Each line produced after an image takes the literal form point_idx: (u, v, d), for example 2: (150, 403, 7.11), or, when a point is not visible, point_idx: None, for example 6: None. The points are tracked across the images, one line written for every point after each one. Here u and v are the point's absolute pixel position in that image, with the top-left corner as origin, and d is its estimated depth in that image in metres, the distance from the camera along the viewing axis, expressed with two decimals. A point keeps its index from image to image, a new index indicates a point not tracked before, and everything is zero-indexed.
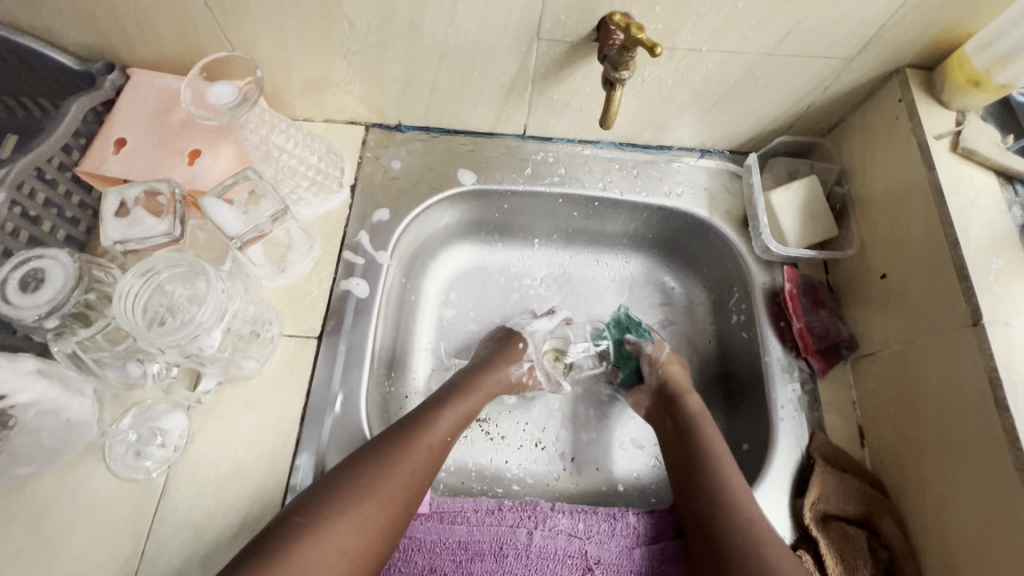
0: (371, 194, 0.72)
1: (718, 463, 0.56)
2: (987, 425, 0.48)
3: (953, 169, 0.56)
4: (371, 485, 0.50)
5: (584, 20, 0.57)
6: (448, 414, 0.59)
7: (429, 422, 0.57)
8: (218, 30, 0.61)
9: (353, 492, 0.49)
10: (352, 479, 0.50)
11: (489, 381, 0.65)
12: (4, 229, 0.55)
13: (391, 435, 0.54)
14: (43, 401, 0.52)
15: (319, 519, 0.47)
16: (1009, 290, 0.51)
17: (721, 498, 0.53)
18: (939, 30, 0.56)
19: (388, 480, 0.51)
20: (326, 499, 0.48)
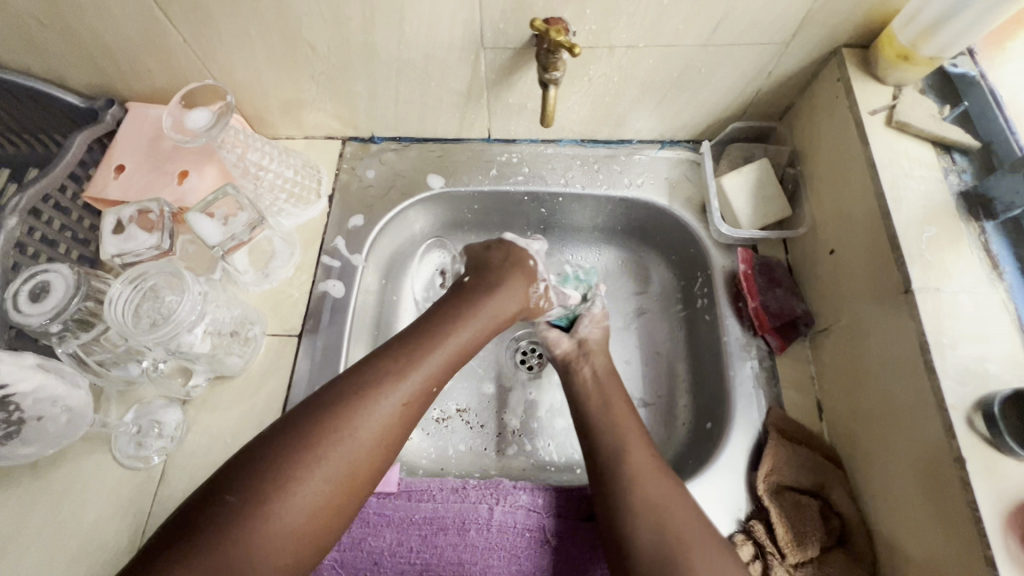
0: (347, 202, 0.78)
1: (613, 419, 0.60)
2: (919, 389, 0.49)
3: (889, 142, 0.57)
4: (336, 442, 0.49)
5: (521, 28, 0.61)
6: (434, 361, 0.56)
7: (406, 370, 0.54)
8: (198, 61, 0.68)
9: (314, 452, 0.48)
10: (315, 438, 0.49)
11: (506, 308, 0.64)
12: (26, 251, 0.63)
13: (362, 388, 0.52)
14: (41, 390, 0.55)
15: (274, 482, 0.46)
16: (941, 257, 0.51)
17: (611, 447, 0.57)
18: (867, 10, 0.58)
19: (355, 439, 0.50)
20: (284, 458, 0.48)
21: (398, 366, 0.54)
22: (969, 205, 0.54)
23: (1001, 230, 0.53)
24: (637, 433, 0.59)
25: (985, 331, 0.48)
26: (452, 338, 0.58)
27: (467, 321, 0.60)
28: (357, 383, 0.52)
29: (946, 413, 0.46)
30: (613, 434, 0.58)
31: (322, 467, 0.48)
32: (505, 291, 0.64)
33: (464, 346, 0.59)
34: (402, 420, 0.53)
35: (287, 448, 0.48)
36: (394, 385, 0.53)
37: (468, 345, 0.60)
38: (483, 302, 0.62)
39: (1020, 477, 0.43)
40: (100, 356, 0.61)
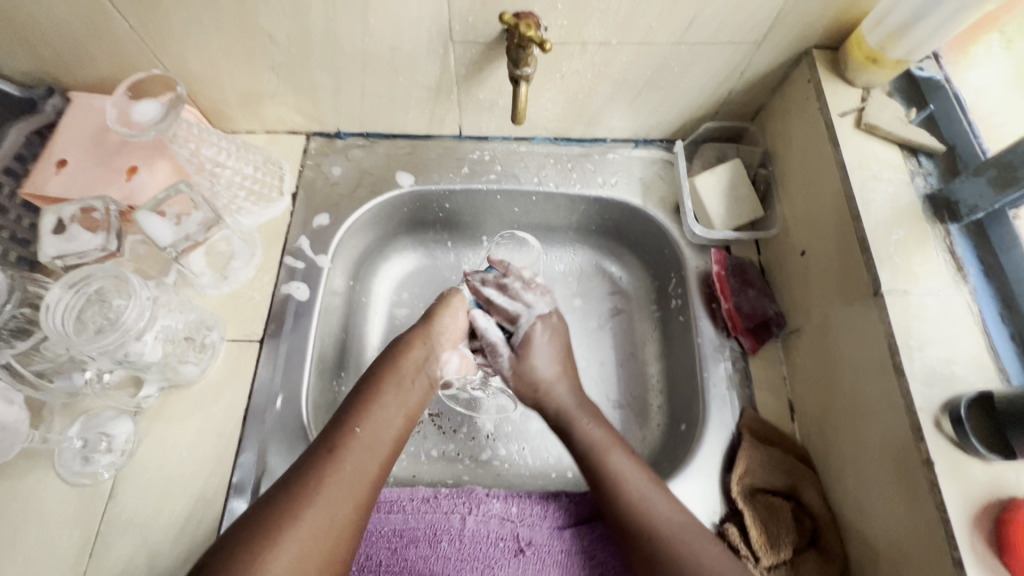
0: (312, 201, 0.74)
1: (662, 524, 0.52)
2: (889, 391, 0.49)
3: (858, 145, 0.57)
4: (296, 508, 0.49)
5: (491, 22, 0.59)
6: (364, 413, 0.57)
7: (338, 426, 0.56)
8: (147, 49, 0.63)
9: (278, 524, 0.48)
10: (276, 512, 0.49)
11: (415, 356, 0.63)
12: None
13: (309, 453, 0.53)
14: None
15: (252, 545, 0.46)
16: (908, 259, 0.52)
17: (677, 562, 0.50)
18: (837, 10, 0.58)
19: (315, 498, 0.50)
20: (249, 538, 0.47)
21: (341, 431, 0.55)
22: (935, 208, 0.55)
23: (965, 233, 0.53)
24: (697, 527, 0.52)
25: (951, 333, 0.49)
26: (381, 390, 0.59)
27: (389, 366, 0.61)
28: (323, 444, 0.54)
29: (915, 415, 0.46)
30: (669, 543, 0.51)
31: (292, 534, 0.47)
32: (409, 340, 0.63)
33: (396, 398, 0.59)
34: (352, 468, 0.53)
35: (250, 527, 0.47)
36: (353, 436, 0.55)
37: (403, 395, 0.60)
38: (397, 355, 0.62)
39: (986, 478, 0.44)
40: (40, 366, 0.58)
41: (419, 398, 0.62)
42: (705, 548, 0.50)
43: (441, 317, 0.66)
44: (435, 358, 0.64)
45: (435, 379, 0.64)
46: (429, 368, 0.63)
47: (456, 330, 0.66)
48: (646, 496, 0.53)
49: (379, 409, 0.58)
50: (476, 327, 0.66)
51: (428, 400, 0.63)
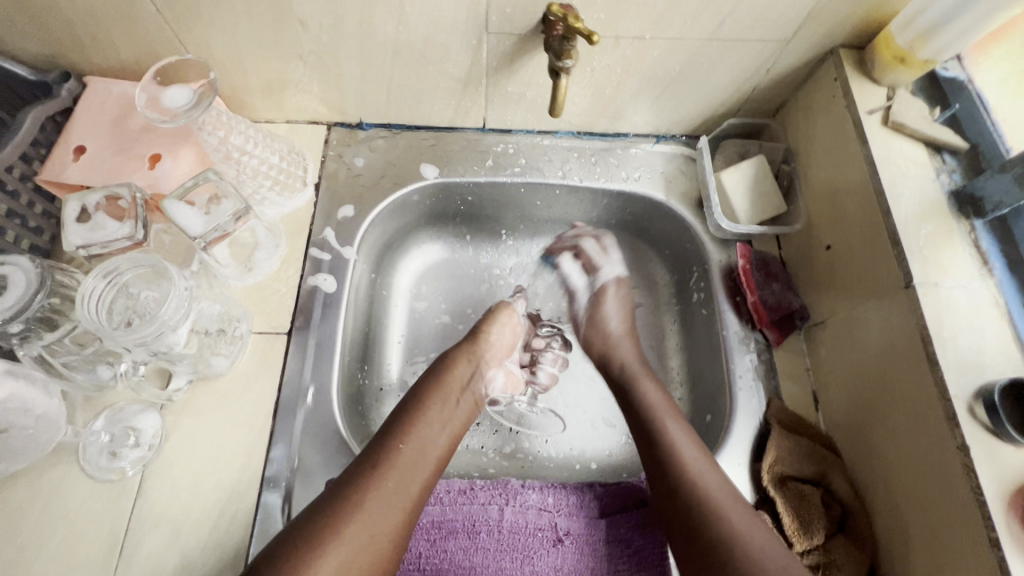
0: (336, 192, 0.74)
1: (704, 486, 0.53)
2: (922, 380, 0.51)
3: (886, 142, 0.59)
4: (343, 518, 0.49)
5: (529, 14, 0.59)
6: (408, 429, 0.58)
7: (382, 441, 0.57)
8: (172, 34, 0.61)
9: (323, 535, 0.48)
10: (320, 523, 0.49)
11: (458, 377, 0.65)
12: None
13: (354, 466, 0.54)
14: (12, 398, 0.52)
15: (300, 555, 0.47)
16: (937, 253, 0.54)
17: (709, 520, 0.50)
18: (867, 10, 0.59)
19: (359, 511, 0.50)
20: (294, 550, 0.47)
21: (386, 446, 0.56)
22: (960, 204, 0.56)
23: (989, 228, 0.55)
24: (735, 498, 0.52)
25: (980, 324, 0.51)
26: (426, 410, 0.60)
27: (432, 388, 0.63)
28: (367, 459, 0.55)
29: (949, 402, 0.48)
30: (705, 504, 0.51)
31: (336, 547, 0.48)
32: (455, 357, 0.67)
33: (437, 418, 0.60)
34: (398, 481, 0.53)
35: (296, 538, 0.48)
36: (397, 451, 0.55)
37: (445, 413, 0.61)
38: (443, 372, 0.65)
39: (1018, 462, 0.46)
40: (67, 359, 0.55)
41: (461, 417, 0.63)
42: (741, 517, 0.50)
43: (489, 336, 0.70)
44: (479, 376, 0.68)
45: (479, 398, 0.67)
46: (469, 387, 0.66)
47: (502, 348, 0.72)
48: (690, 457, 0.55)
49: (422, 427, 0.58)
50: (562, 273, 0.81)
51: (469, 419, 0.65)
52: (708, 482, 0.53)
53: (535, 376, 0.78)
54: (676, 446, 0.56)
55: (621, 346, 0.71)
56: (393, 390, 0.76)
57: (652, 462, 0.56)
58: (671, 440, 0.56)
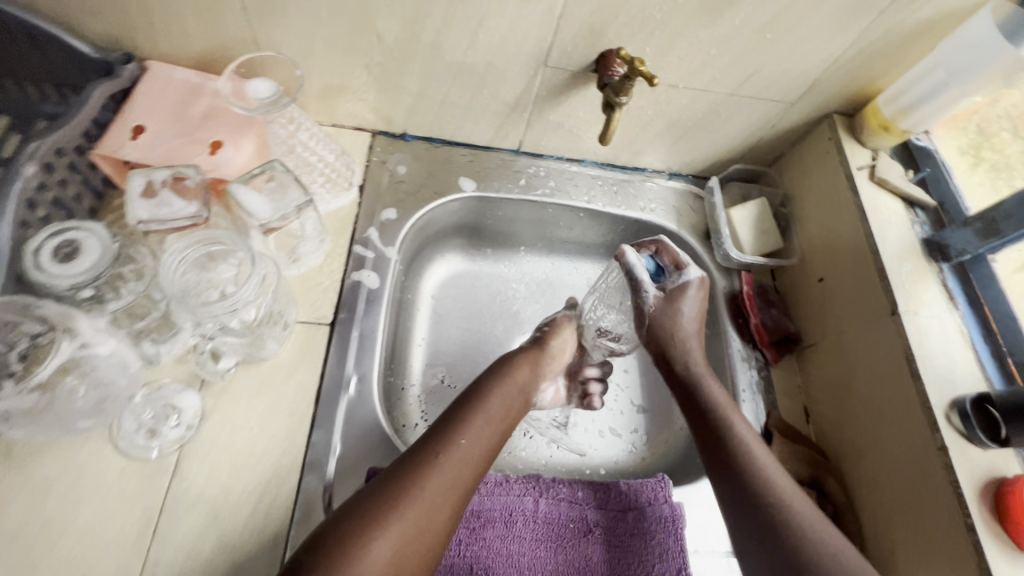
0: (378, 195, 0.77)
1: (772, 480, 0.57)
2: (905, 392, 0.60)
3: (872, 194, 0.71)
4: (401, 501, 0.51)
5: (586, 54, 0.67)
6: (468, 424, 0.59)
7: (439, 433, 0.58)
8: (249, 31, 0.64)
9: (384, 513, 0.50)
10: (374, 507, 0.50)
11: (521, 375, 0.68)
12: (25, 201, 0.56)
13: (414, 453, 0.56)
14: (114, 355, 0.54)
15: (356, 538, 0.48)
16: (916, 287, 0.64)
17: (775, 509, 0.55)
18: (859, 86, 0.71)
19: (416, 497, 0.52)
20: (355, 524, 0.49)
21: (440, 434, 0.58)
22: (929, 249, 0.68)
23: (953, 271, 0.67)
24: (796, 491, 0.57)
25: (951, 348, 0.61)
26: (485, 406, 0.62)
27: (495, 384, 0.66)
28: (422, 447, 0.56)
29: (930, 411, 0.57)
30: (773, 493, 0.56)
31: (392, 526, 0.49)
32: (520, 359, 0.70)
33: (495, 414, 0.62)
34: (453, 471, 0.55)
35: (355, 513, 0.50)
36: (453, 441, 0.57)
37: (502, 409, 0.64)
38: (509, 370, 0.68)
39: (984, 462, 0.55)
40: (140, 325, 0.57)
41: (515, 416, 0.66)
42: (804, 507, 0.55)
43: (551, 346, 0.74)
44: (539, 380, 0.71)
45: (529, 405, 0.70)
46: (530, 390, 0.69)
47: (563, 360, 0.76)
48: (758, 455, 0.60)
49: (479, 424, 0.60)
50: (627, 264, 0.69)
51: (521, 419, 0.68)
52: (778, 484, 0.57)
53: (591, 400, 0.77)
54: (748, 447, 0.60)
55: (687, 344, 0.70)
56: (416, 390, 0.78)
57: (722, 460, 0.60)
58: (743, 441, 0.61)
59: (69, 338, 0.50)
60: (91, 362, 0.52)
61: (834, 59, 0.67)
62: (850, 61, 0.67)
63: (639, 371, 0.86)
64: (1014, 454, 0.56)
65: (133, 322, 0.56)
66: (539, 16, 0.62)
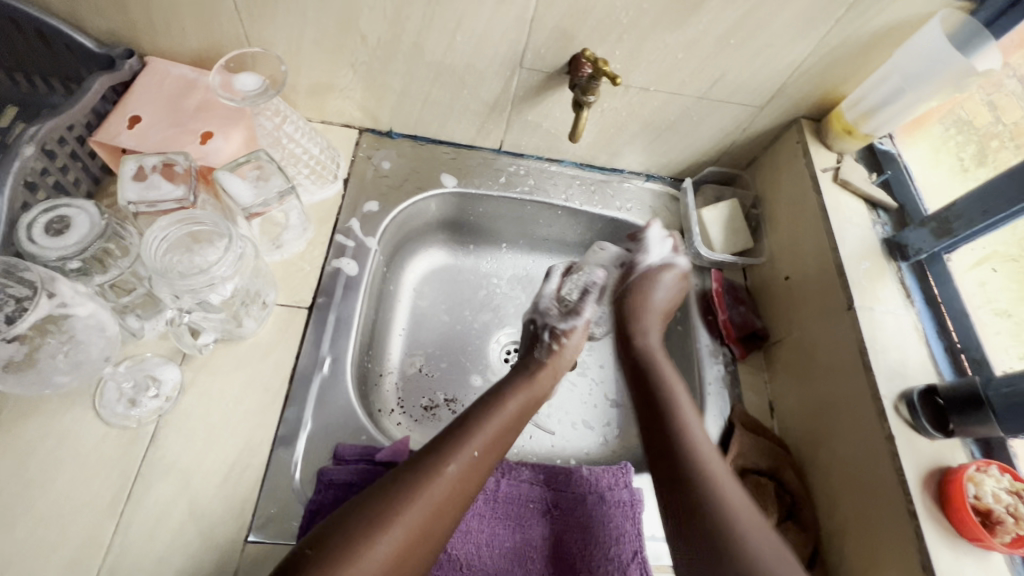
0: (362, 188, 0.81)
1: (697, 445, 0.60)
2: (859, 383, 0.61)
3: (834, 195, 0.73)
4: (405, 505, 0.51)
5: (558, 56, 0.70)
6: (481, 431, 0.59)
7: (454, 437, 0.58)
8: (240, 29, 0.68)
9: (387, 518, 0.50)
10: (378, 509, 0.50)
11: (542, 386, 0.70)
12: (31, 178, 0.60)
13: (423, 458, 0.55)
14: (92, 317, 0.55)
15: (356, 539, 0.48)
16: (873, 284, 0.66)
17: (686, 452, 0.59)
18: (824, 91, 0.74)
19: (419, 504, 0.51)
20: (358, 527, 0.48)
21: (453, 440, 0.58)
22: (889, 249, 0.70)
23: (911, 270, 0.69)
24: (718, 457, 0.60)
25: (904, 342, 0.63)
26: (500, 414, 0.62)
27: (514, 394, 0.66)
28: (433, 451, 0.56)
29: (880, 402, 0.59)
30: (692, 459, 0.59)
31: (392, 531, 0.49)
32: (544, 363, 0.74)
33: (508, 422, 0.63)
34: (460, 479, 0.55)
35: (358, 517, 0.49)
36: (466, 448, 0.57)
37: (516, 417, 0.64)
38: (531, 378, 0.70)
39: (930, 451, 0.56)
40: (128, 300, 0.60)
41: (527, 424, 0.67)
42: (724, 476, 0.58)
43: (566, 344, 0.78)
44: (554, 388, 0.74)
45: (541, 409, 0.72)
46: (542, 399, 0.70)
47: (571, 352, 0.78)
48: (690, 422, 0.63)
49: (490, 432, 0.60)
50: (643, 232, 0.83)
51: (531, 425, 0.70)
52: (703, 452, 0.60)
53: None
54: (682, 416, 0.63)
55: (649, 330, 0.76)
56: (393, 377, 0.81)
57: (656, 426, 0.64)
58: (679, 412, 0.64)
59: (48, 297, 0.51)
60: (69, 321, 0.53)
61: (798, 65, 0.70)
62: (813, 67, 0.70)
63: (613, 367, 0.88)
64: (960, 446, 0.58)
65: (118, 297, 0.59)
66: (513, 19, 0.65)
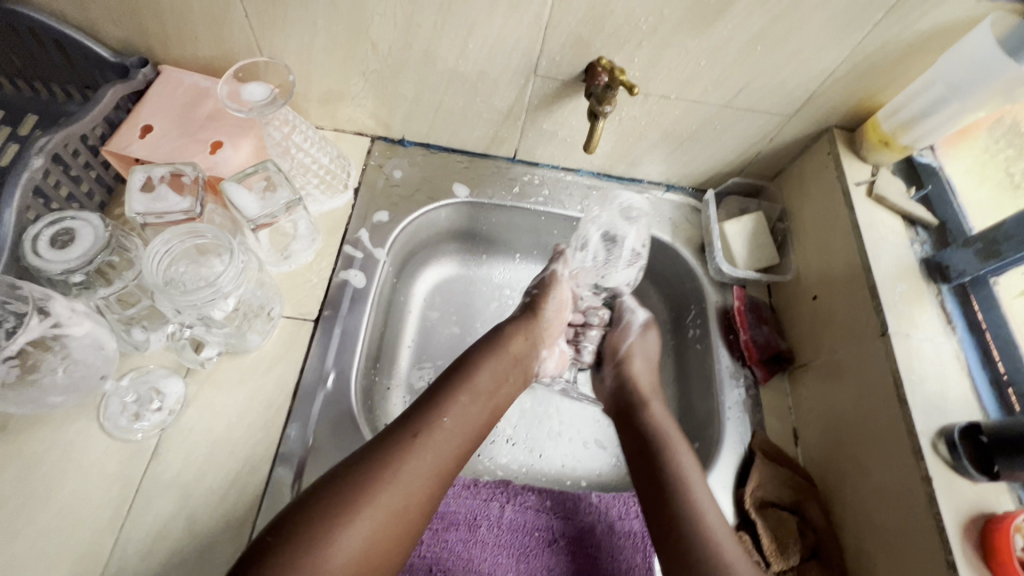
0: (373, 197, 0.80)
1: (699, 507, 0.56)
2: (893, 415, 0.57)
3: (868, 211, 0.69)
4: (372, 488, 0.48)
5: (574, 63, 0.67)
6: (451, 401, 0.57)
7: (425, 411, 0.55)
8: (251, 38, 0.67)
9: (352, 498, 0.47)
10: (342, 494, 0.47)
11: (515, 349, 0.66)
12: (44, 189, 0.60)
13: (392, 435, 0.52)
14: (90, 336, 0.55)
15: (320, 527, 0.45)
16: (910, 308, 0.62)
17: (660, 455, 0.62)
18: (859, 99, 0.69)
19: (389, 482, 0.49)
20: (324, 511, 0.46)
21: (423, 412, 0.55)
22: (929, 270, 0.65)
23: (953, 293, 0.64)
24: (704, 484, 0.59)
25: (943, 373, 0.58)
26: (472, 383, 0.59)
27: (482, 361, 0.62)
28: (401, 427, 0.53)
29: (915, 438, 0.54)
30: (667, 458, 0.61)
31: (360, 514, 0.47)
32: (511, 333, 0.67)
33: (483, 391, 0.60)
34: (433, 454, 0.52)
35: (325, 498, 0.47)
36: (437, 421, 0.54)
37: (491, 386, 0.61)
38: (502, 343, 0.66)
39: (972, 496, 0.52)
40: (134, 311, 0.60)
41: (506, 393, 0.63)
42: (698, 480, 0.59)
43: (544, 313, 0.72)
44: (533, 354, 0.69)
45: (529, 373, 0.68)
46: (523, 362, 0.67)
47: (558, 325, 0.75)
48: (685, 463, 0.60)
49: (464, 403, 0.57)
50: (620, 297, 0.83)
51: (514, 394, 0.65)
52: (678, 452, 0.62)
53: (580, 355, 0.82)
54: (675, 455, 0.61)
55: (633, 364, 0.75)
56: (400, 391, 0.79)
57: (653, 479, 0.60)
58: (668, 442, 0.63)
59: (39, 318, 0.51)
60: (66, 341, 0.53)
61: (830, 72, 0.65)
62: (847, 75, 0.66)
63: None
64: (1003, 489, 0.53)
65: (124, 309, 0.60)
66: (526, 26, 0.63)
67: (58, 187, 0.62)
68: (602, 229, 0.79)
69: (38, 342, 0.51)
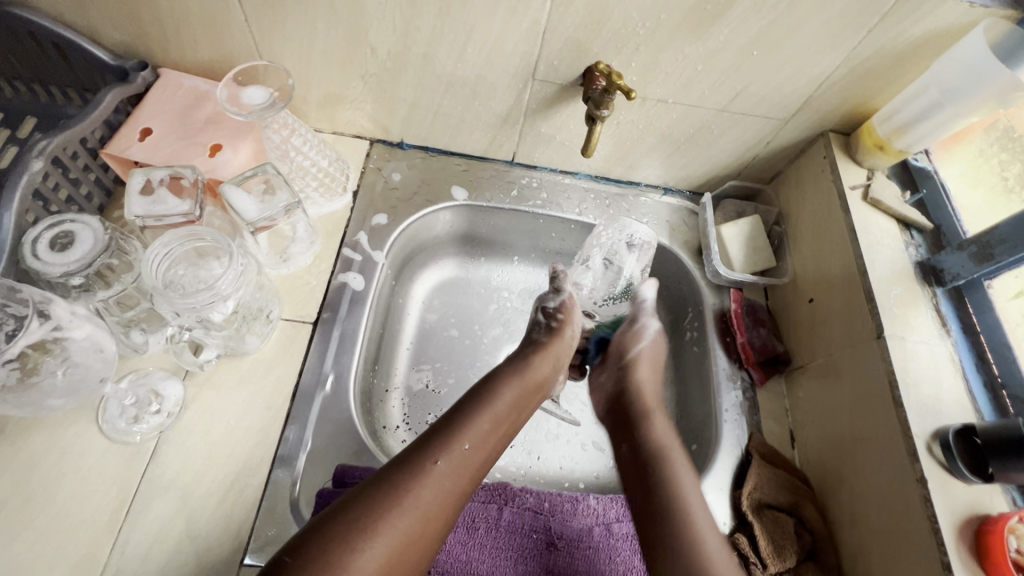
0: (372, 200, 0.80)
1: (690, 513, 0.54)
2: (889, 418, 0.57)
3: (864, 214, 0.69)
4: (391, 513, 0.48)
5: (572, 67, 0.68)
6: (472, 424, 0.56)
7: (446, 434, 0.55)
8: (251, 41, 0.68)
9: (371, 521, 0.47)
10: (360, 517, 0.47)
11: (539, 372, 0.65)
12: (43, 191, 0.60)
13: (410, 459, 0.52)
14: (89, 338, 0.55)
15: (338, 549, 0.45)
16: (905, 311, 0.62)
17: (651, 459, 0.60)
18: (854, 104, 0.70)
19: (409, 507, 0.49)
20: (341, 532, 0.46)
21: (443, 435, 0.55)
22: (923, 273, 0.66)
23: (947, 296, 0.64)
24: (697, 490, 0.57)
25: (938, 375, 0.59)
26: (495, 406, 0.59)
27: (507, 385, 0.62)
28: (421, 450, 0.53)
29: (911, 440, 0.54)
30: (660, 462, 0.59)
31: (379, 536, 0.46)
32: (537, 355, 0.67)
33: (504, 414, 0.59)
34: (452, 479, 0.52)
35: (343, 520, 0.47)
36: (459, 445, 0.54)
37: (512, 410, 0.60)
38: (528, 365, 0.66)
39: (967, 497, 0.52)
40: (132, 313, 0.61)
41: (524, 416, 0.63)
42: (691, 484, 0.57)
43: (566, 335, 0.72)
44: (554, 376, 0.69)
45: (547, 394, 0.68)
46: (545, 386, 0.67)
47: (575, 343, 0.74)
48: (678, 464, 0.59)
49: (487, 426, 0.57)
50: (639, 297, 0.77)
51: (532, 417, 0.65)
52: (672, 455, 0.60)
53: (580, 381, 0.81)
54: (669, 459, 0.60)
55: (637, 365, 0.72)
56: (398, 393, 0.79)
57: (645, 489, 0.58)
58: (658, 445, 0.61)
59: (39, 320, 0.51)
60: (66, 344, 0.53)
61: (826, 77, 0.66)
62: (842, 80, 0.66)
63: None
64: (998, 490, 0.53)
65: (123, 312, 0.60)
66: (525, 31, 0.63)
67: (57, 189, 0.61)
68: (604, 253, 0.78)
69: (38, 344, 0.51)
